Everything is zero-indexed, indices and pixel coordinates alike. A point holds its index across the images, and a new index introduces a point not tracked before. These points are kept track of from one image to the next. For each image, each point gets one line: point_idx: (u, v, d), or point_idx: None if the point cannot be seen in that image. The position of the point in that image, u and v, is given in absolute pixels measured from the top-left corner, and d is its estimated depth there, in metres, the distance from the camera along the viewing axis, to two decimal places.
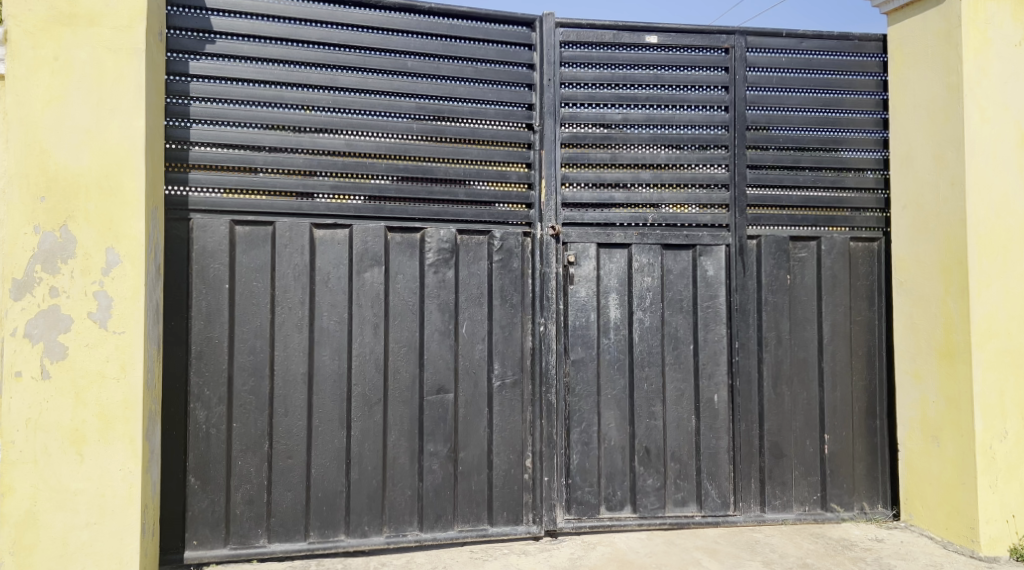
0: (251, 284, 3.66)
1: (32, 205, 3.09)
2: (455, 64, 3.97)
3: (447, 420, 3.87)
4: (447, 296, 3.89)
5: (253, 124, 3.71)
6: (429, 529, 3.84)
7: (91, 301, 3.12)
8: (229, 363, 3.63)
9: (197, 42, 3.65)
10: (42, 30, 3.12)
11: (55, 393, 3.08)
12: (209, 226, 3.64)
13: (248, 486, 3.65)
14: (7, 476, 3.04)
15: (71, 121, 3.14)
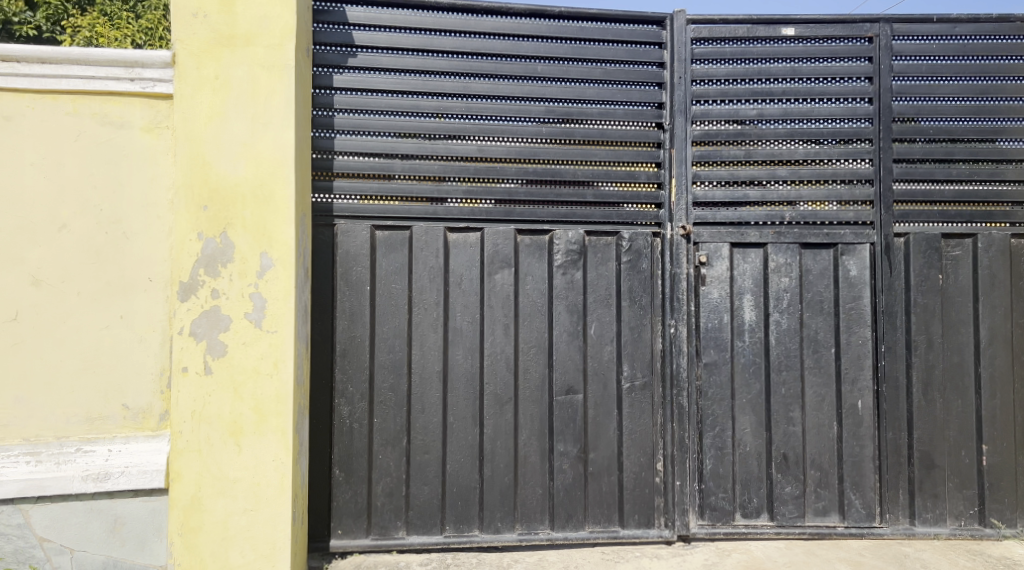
0: (390, 286, 3.81)
1: (195, 213, 3.31)
2: (584, 66, 3.99)
3: (577, 421, 3.90)
4: (576, 297, 3.92)
5: (390, 133, 3.86)
6: (561, 529, 3.88)
7: (247, 302, 3.32)
8: (370, 361, 3.79)
9: (341, 56, 3.82)
10: (204, 51, 3.34)
11: (216, 387, 3.31)
12: (352, 231, 3.81)
13: (389, 479, 3.79)
14: (175, 463, 3.28)
15: (229, 135, 3.35)
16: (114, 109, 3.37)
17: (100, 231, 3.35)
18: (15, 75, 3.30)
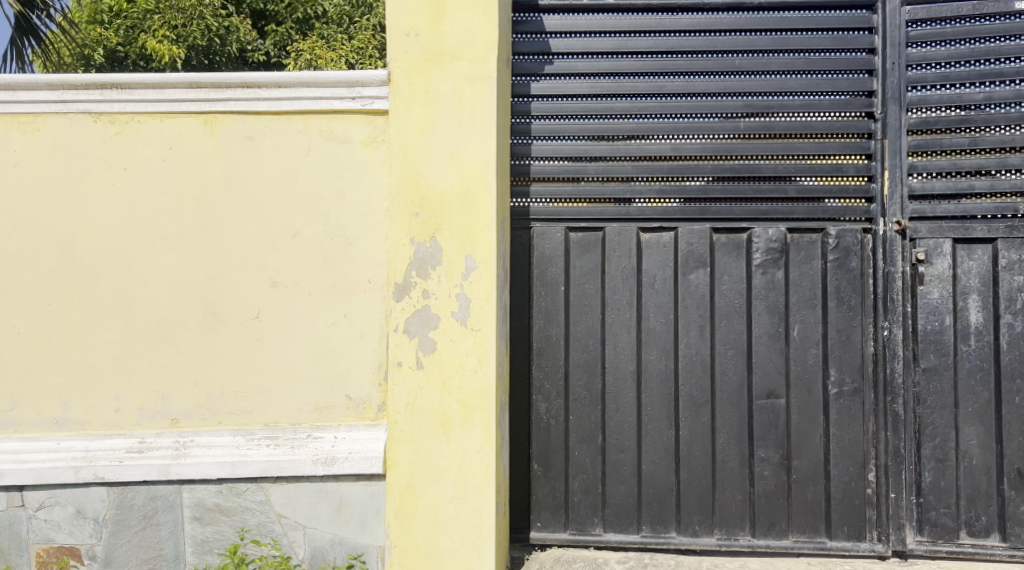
0: (585, 286, 3.88)
1: (408, 219, 3.49)
2: (785, 57, 3.85)
3: (779, 426, 3.77)
4: (777, 297, 3.80)
5: (586, 136, 3.92)
6: (763, 536, 3.77)
7: (454, 302, 3.47)
8: (565, 360, 3.88)
9: (538, 64, 3.93)
10: (416, 68, 3.51)
11: (427, 381, 3.46)
12: (547, 233, 3.91)
13: (585, 476, 3.86)
14: (391, 451, 3.46)
15: (438, 145, 3.50)
16: (338, 126, 3.60)
17: (327, 239, 3.59)
18: (256, 99, 3.58)
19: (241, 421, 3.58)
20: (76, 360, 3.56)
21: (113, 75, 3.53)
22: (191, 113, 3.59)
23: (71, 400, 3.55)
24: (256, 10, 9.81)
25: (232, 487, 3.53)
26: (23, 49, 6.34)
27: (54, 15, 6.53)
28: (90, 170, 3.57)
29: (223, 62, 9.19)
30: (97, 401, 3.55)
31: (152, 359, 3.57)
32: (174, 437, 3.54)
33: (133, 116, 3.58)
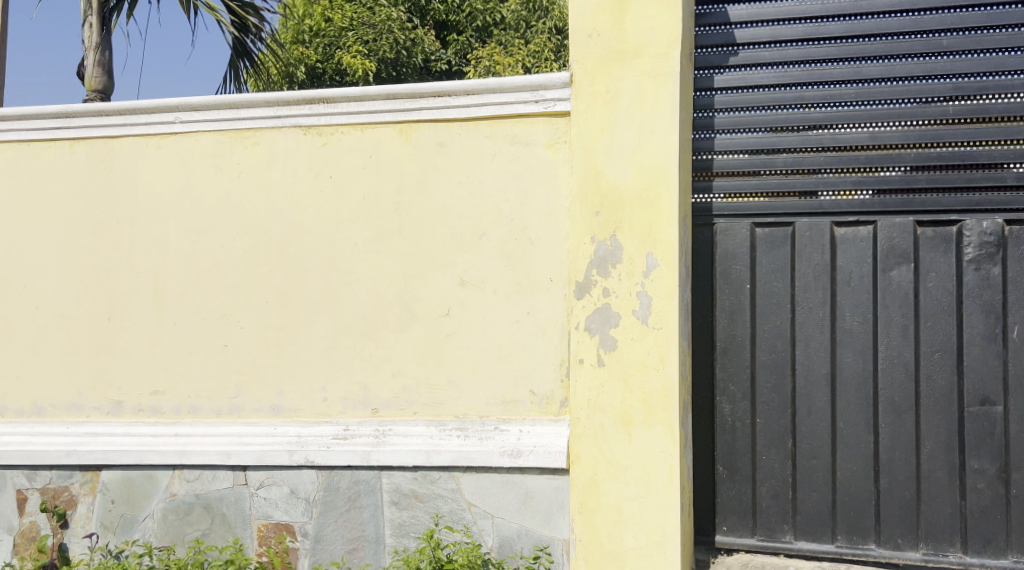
0: (772, 284, 3.76)
1: (589, 218, 3.53)
2: (1001, 33, 3.54)
3: (995, 435, 3.47)
4: (993, 296, 3.49)
5: (773, 128, 3.79)
6: (976, 554, 3.48)
7: (635, 300, 3.46)
8: (751, 360, 3.77)
9: (722, 57, 3.85)
10: (598, 68, 3.54)
11: (608, 379, 3.48)
12: (732, 230, 3.82)
13: (774, 481, 3.73)
14: (574, 447, 3.52)
15: (619, 144, 3.51)
16: (522, 130, 3.70)
17: (513, 238, 3.71)
18: (446, 106, 3.75)
19: (435, 412, 3.77)
20: (289, 353, 3.89)
21: (320, 92, 3.83)
22: (387, 123, 3.82)
23: (286, 389, 3.88)
24: (440, 21, 11.54)
25: (426, 474, 3.71)
26: (240, 70, 7.29)
27: (267, 35, 7.25)
28: (300, 179, 3.89)
29: (410, 72, 10.99)
30: (307, 390, 3.86)
31: (355, 352, 3.84)
32: (375, 425, 3.78)
33: (337, 127, 3.87)
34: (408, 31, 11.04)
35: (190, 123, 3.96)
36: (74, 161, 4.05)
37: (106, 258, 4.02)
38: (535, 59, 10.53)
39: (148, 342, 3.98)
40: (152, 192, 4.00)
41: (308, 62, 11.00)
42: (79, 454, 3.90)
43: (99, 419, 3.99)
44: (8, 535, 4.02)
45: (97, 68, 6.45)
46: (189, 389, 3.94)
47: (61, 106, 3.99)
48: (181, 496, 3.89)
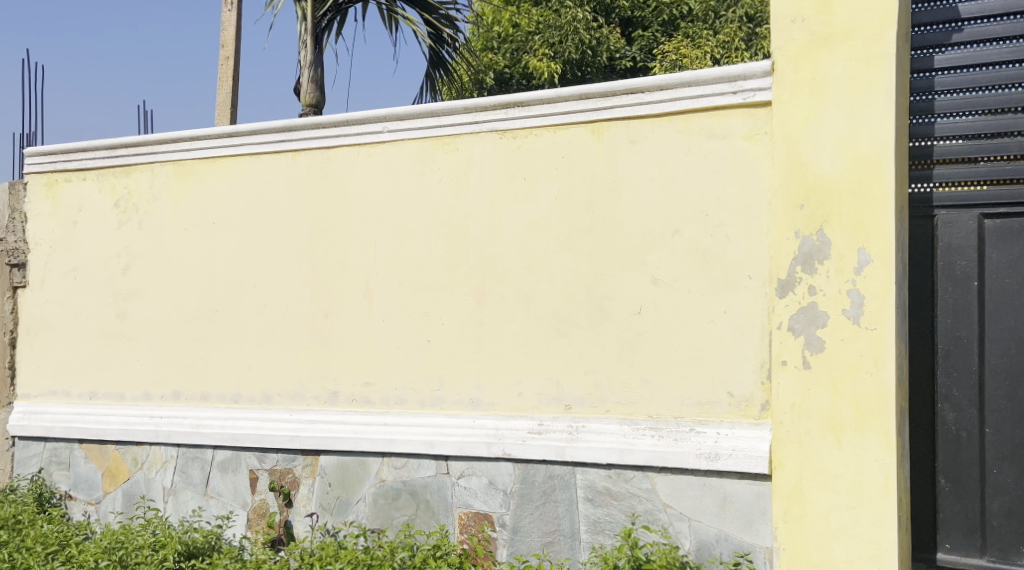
0: (1004, 281, 3.41)
1: (793, 212, 3.38)
2: None
3: None
4: None
5: (1005, 109, 3.44)
6: None
7: (845, 299, 3.26)
8: (981, 365, 3.44)
9: (943, 34, 3.54)
10: (803, 55, 3.38)
11: (815, 382, 3.30)
12: (956, 222, 3.51)
13: (1007, 499, 3.38)
14: (777, 452, 3.37)
15: (826, 133, 3.32)
16: (718, 122, 3.59)
17: (709, 235, 3.60)
18: (640, 103, 3.72)
19: (628, 411, 3.73)
20: (486, 349, 4.01)
21: (516, 95, 3.92)
22: (581, 123, 3.85)
23: (484, 383, 4.00)
24: (624, 18, 11.24)
25: (620, 472, 3.69)
26: (435, 78, 7.60)
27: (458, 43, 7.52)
28: (497, 182, 4.01)
29: (595, 73, 10.83)
30: (504, 386, 3.96)
31: (549, 350, 3.89)
32: (568, 421, 3.82)
33: (531, 130, 3.94)
34: (594, 30, 10.83)
35: (396, 132, 4.18)
36: (296, 171, 4.40)
37: (323, 258, 4.33)
38: (724, 50, 10.34)
39: (359, 337, 4.24)
40: (362, 197, 4.26)
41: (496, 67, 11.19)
42: (301, 439, 4.24)
43: (318, 407, 4.30)
44: (242, 511, 4.40)
45: (311, 84, 6.90)
46: (395, 381, 4.16)
47: (284, 122, 4.36)
48: (389, 482, 4.12)
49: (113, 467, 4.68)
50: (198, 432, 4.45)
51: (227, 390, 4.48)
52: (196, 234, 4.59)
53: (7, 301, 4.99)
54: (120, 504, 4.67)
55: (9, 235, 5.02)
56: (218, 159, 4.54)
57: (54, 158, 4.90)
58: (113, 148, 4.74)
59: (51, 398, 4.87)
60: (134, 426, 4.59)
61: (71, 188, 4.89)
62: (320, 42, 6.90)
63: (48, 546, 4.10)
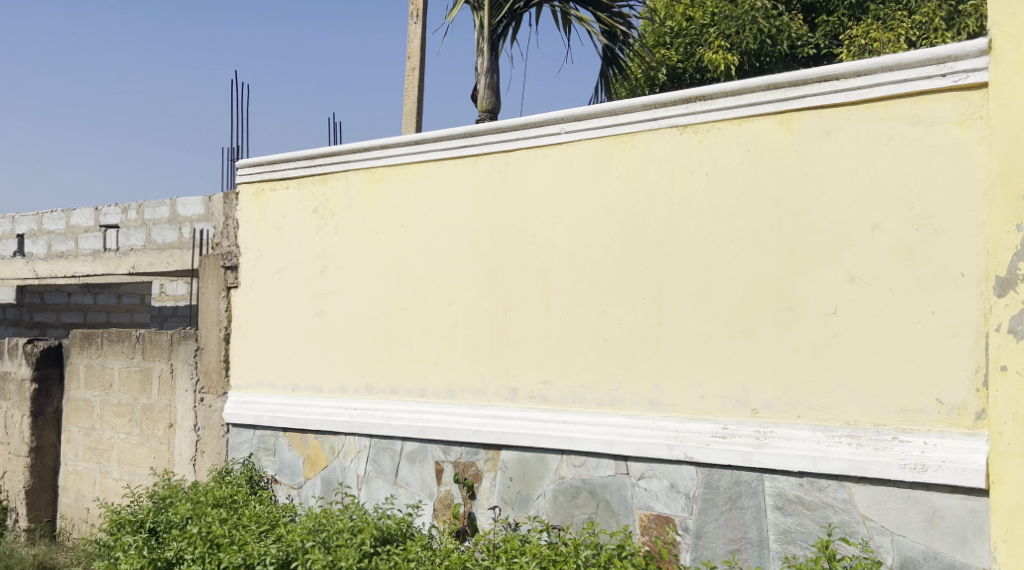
0: None
1: (1014, 203, 3.09)
2: None
3: None
4: None
5: None
6: None
7: None
8: None
9: None
10: None
11: None
12: None
13: None
14: (996, 465, 3.09)
15: None
16: (925, 107, 3.34)
17: (913, 230, 3.35)
18: (834, 91, 3.54)
19: (822, 416, 3.54)
20: (667, 348, 3.92)
21: (698, 89, 3.83)
22: (768, 114, 3.70)
23: (663, 384, 3.92)
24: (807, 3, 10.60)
25: (813, 481, 3.50)
26: (608, 76, 7.60)
27: (633, 41, 7.46)
28: (678, 178, 3.92)
29: (774, 63, 10.34)
30: (686, 387, 3.86)
31: (733, 350, 3.76)
32: (755, 425, 3.66)
33: (714, 124, 3.84)
34: (774, 18, 10.31)
35: (574, 132, 4.19)
36: (477, 175, 4.50)
37: (503, 258, 4.41)
38: (921, 31, 9.62)
39: (539, 336, 4.28)
40: (541, 197, 4.30)
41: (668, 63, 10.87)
42: (483, 434, 4.33)
43: (499, 403, 4.38)
44: (429, 501, 4.56)
45: (488, 90, 6.83)
46: (575, 379, 4.16)
47: (466, 127, 4.48)
48: (569, 479, 4.12)
49: (312, 454, 4.97)
50: (388, 424, 4.65)
51: (414, 384, 4.66)
52: (385, 236, 4.79)
53: (222, 300, 5.41)
54: (319, 490, 4.94)
55: (224, 240, 5.46)
56: (405, 165, 4.73)
57: (261, 170, 5.28)
58: (312, 158, 5.04)
59: (258, 389, 5.23)
60: (330, 417, 4.86)
61: (276, 197, 5.25)
62: (495, 49, 6.92)
63: (260, 524, 4.45)
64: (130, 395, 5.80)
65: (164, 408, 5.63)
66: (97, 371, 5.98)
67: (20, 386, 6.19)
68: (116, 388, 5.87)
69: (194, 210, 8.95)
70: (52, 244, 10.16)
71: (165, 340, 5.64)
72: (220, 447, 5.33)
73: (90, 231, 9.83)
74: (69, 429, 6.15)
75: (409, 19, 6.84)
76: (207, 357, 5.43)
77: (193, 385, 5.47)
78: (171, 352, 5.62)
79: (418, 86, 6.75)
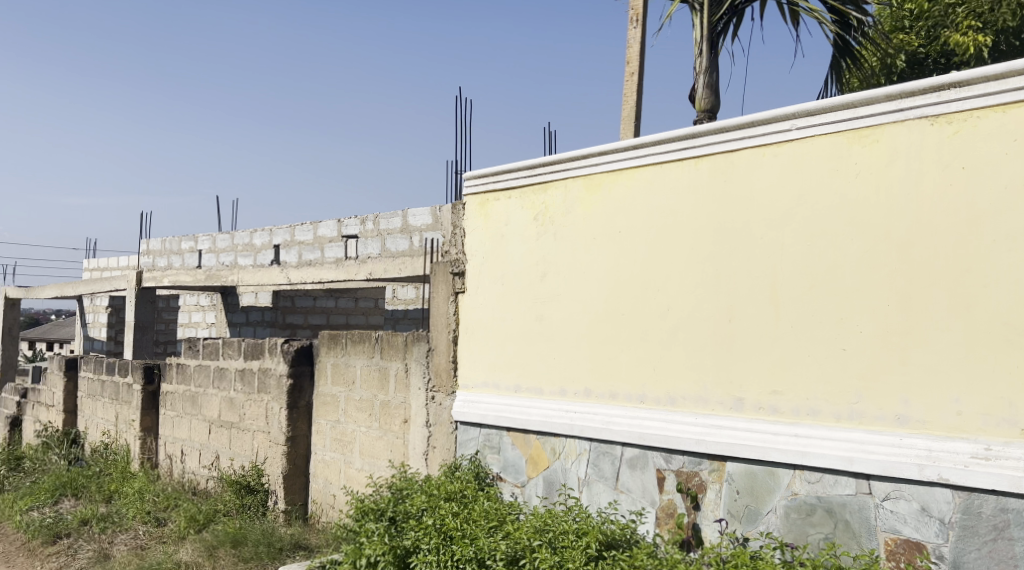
0: None
1: None
2: None
3: None
4: None
5: None
6: None
7: None
8: None
9: None
10: None
11: None
12: None
13: None
14: None
15: None
16: None
17: None
18: None
19: None
20: (915, 359, 3.61)
21: (953, 75, 3.52)
22: None
23: (913, 398, 3.60)
24: None
25: None
26: (842, 66, 7.16)
27: (868, 29, 6.92)
28: (928, 173, 3.61)
29: None
30: (940, 402, 3.53)
31: (995, 362, 3.39)
32: None
33: (972, 112, 3.49)
34: None
35: (805, 129, 3.98)
36: (699, 177, 4.36)
37: (727, 262, 4.24)
38: None
39: (767, 343, 4.07)
40: (769, 198, 4.10)
41: (908, 48, 10.04)
42: (707, 443, 4.18)
43: (724, 413, 4.19)
44: (651, 509, 4.44)
45: (706, 89, 6.63)
46: (809, 390, 3.92)
47: (687, 129, 4.36)
48: (803, 496, 3.89)
49: (535, 455, 5.05)
50: (608, 429, 4.60)
51: (633, 390, 4.57)
52: (604, 241, 4.76)
53: (451, 304, 5.62)
54: (542, 490, 5.01)
55: (453, 248, 5.66)
56: (624, 170, 4.68)
57: (484, 181, 5.44)
58: (533, 168, 5.11)
59: (485, 389, 5.40)
60: (551, 419, 4.90)
61: (498, 206, 5.37)
62: (715, 47, 6.70)
63: (490, 520, 4.61)
64: (369, 391, 6.23)
65: (399, 404, 6.00)
66: (342, 369, 6.48)
67: (278, 381, 6.84)
68: (358, 385, 6.33)
69: (423, 220, 9.61)
70: (302, 253, 11.17)
71: (400, 341, 6.00)
72: (449, 443, 5.57)
73: (334, 241, 10.69)
74: (319, 422, 6.71)
75: (629, 24, 6.81)
76: (438, 358, 5.69)
77: (424, 384, 5.77)
78: (405, 352, 5.97)
79: (635, 89, 6.68)
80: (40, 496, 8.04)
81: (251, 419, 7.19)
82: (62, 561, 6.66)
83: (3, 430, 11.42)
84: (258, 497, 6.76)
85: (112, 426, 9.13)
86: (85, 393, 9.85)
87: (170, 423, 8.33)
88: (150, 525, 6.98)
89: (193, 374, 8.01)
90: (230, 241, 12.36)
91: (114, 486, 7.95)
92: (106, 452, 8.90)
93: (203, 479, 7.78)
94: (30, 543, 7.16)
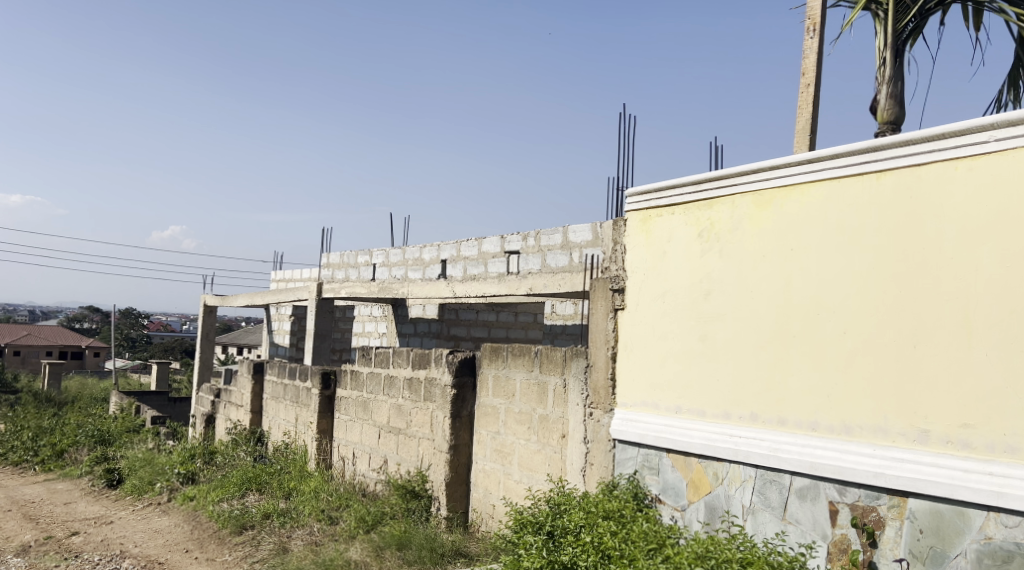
0: None
1: None
2: None
3: None
4: None
5: None
6: None
7: None
8: None
9: None
10: None
11: None
12: None
13: None
14: None
15: None
16: None
17: None
18: None
19: None
20: None
21: None
22: None
23: None
24: None
25: None
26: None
27: None
28: None
29: None
30: None
31: None
32: None
33: None
34: None
35: (1005, 140, 3.67)
36: (881, 193, 4.10)
37: (912, 283, 3.95)
38: None
39: (958, 373, 3.75)
40: (963, 215, 3.80)
41: None
42: (887, 477, 3.91)
43: (906, 445, 3.90)
44: (823, 543, 4.19)
45: (890, 100, 6.24)
46: (1007, 426, 3.57)
47: (870, 142, 4.13)
48: (998, 541, 3.55)
49: (696, 479, 4.88)
50: (776, 456, 4.39)
51: (805, 417, 4.33)
52: (775, 259, 4.56)
53: (610, 320, 5.57)
54: (703, 515, 4.82)
55: (613, 264, 5.62)
56: (798, 186, 4.48)
57: (648, 197, 5.37)
58: (699, 183, 4.99)
59: (643, 408, 5.29)
60: (714, 443, 4.72)
61: (661, 223, 5.27)
62: (900, 55, 6.31)
63: (649, 542, 4.51)
64: (529, 404, 6.28)
65: (557, 419, 6.02)
66: (503, 382, 6.58)
67: (443, 391, 7.05)
68: (518, 398, 6.39)
69: (584, 236, 9.63)
70: (467, 268, 11.47)
71: (560, 356, 6.02)
72: (607, 461, 5.49)
73: (497, 256, 10.92)
74: (480, 432, 6.83)
75: (805, 34, 6.54)
76: (596, 375, 5.65)
77: (583, 400, 5.74)
78: (564, 367, 5.99)
79: (811, 101, 6.38)
80: (229, 489, 8.68)
81: (417, 426, 7.44)
82: (247, 551, 7.16)
83: (200, 425, 12.44)
84: (423, 502, 7.02)
85: (293, 426, 9.72)
86: (269, 396, 10.55)
87: (344, 426, 8.76)
88: (324, 522, 7.35)
89: (365, 381, 8.39)
90: (401, 255, 12.91)
91: (293, 483, 8.44)
92: (286, 451, 9.46)
93: (372, 482, 8.12)
94: (220, 531, 7.77)
